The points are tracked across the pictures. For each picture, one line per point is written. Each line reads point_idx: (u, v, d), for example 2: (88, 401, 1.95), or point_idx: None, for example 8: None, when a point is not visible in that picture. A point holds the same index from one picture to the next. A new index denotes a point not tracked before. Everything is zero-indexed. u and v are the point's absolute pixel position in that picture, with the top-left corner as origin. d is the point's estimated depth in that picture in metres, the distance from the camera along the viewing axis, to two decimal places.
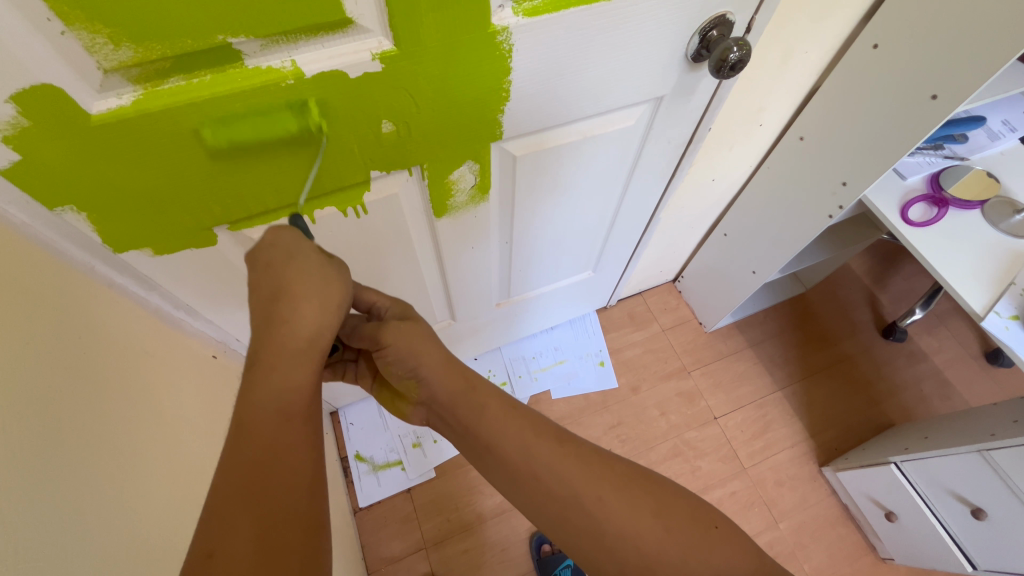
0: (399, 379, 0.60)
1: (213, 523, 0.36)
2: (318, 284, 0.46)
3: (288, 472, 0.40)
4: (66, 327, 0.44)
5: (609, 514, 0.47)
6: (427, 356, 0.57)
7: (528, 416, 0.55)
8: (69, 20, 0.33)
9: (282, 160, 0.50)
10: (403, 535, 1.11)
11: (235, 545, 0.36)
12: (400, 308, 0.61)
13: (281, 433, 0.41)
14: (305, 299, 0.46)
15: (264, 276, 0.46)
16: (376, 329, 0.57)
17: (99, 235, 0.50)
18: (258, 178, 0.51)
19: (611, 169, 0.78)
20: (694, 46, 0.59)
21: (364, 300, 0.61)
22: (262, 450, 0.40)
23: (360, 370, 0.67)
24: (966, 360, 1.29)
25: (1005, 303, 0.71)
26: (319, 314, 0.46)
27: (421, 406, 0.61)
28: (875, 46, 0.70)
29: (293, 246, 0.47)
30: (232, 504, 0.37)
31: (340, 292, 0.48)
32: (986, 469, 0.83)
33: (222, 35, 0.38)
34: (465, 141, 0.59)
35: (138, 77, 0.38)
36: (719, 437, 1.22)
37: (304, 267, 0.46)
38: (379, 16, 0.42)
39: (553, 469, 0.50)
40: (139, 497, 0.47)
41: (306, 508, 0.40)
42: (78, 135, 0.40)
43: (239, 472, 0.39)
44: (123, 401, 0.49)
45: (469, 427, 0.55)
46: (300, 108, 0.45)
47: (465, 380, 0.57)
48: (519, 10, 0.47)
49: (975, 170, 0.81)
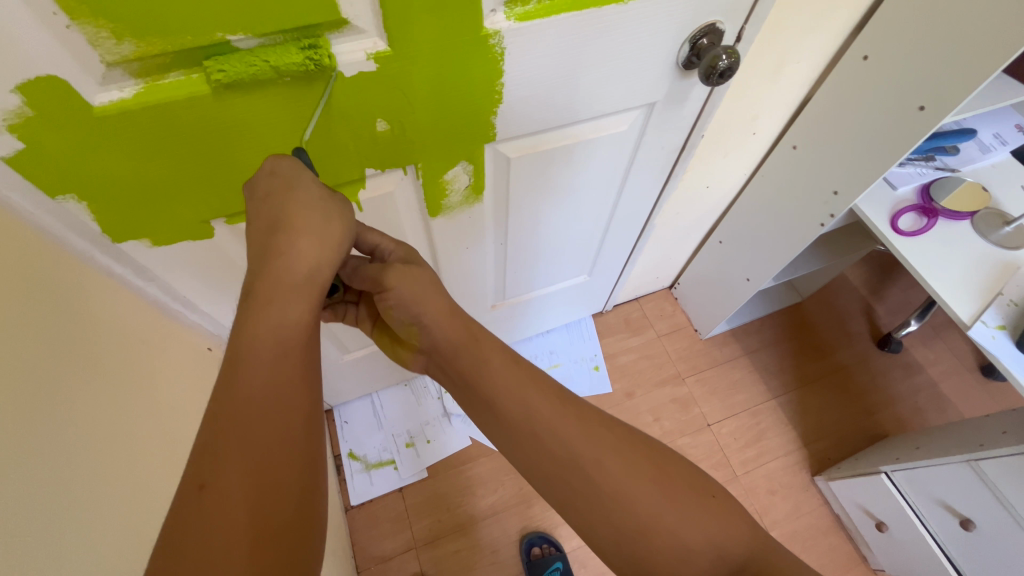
0: (401, 323, 0.60)
1: (208, 452, 0.37)
2: (319, 219, 0.46)
3: (285, 411, 0.40)
4: (55, 306, 0.44)
5: (608, 476, 0.48)
6: (431, 305, 0.57)
7: (532, 372, 0.55)
8: (76, 15, 0.35)
9: (287, 107, 0.47)
10: (394, 534, 1.11)
11: (227, 477, 0.36)
12: (404, 252, 0.59)
13: (275, 368, 0.41)
14: (305, 234, 0.45)
15: (263, 205, 0.46)
16: (381, 271, 0.57)
17: (98, 224, 0.51)
18: (265, 126, 0.48)
19: (606, 174, 0.79)
20: (685, 54, 0.60)
21: (367, 241, 0.59)
22: (256, 387, 0.40)
23: (360, 313, 0.68)
24: (962, 372, 1.29)
25: (992, 312, 0.71)
26: (319, 249, 0.46)
27: (421, 354, 0.63)
28: (865, 58, 0.71)
29: (294, 177, 0.46)
30: (223, 437, 0.37)
31: (341, 231, 0.47)
32: (975, 479, 0.83)
33: (221, 32, 0.39)
34: (459, 141, 0.60)
35: (139, 71, 0.40)
36: (712, 444, 1.22)
37: (304, 199, 0.45)
38: (374, 18, 0.43)
39: (553, 429, 0.51)
40: (129, 481, 0.48)
41: (305, 447, 0.40)
42: (83, 124, 0.41)
43: (232, 407, 0.38)
44: (116, 382, 0.50)
45: (468, 378, 0.56)
46: (306, 44, 0.42)
47: (468, 330, 0.57)
48: (511, 15, 0.48)
49: (966, 182, 0.81)
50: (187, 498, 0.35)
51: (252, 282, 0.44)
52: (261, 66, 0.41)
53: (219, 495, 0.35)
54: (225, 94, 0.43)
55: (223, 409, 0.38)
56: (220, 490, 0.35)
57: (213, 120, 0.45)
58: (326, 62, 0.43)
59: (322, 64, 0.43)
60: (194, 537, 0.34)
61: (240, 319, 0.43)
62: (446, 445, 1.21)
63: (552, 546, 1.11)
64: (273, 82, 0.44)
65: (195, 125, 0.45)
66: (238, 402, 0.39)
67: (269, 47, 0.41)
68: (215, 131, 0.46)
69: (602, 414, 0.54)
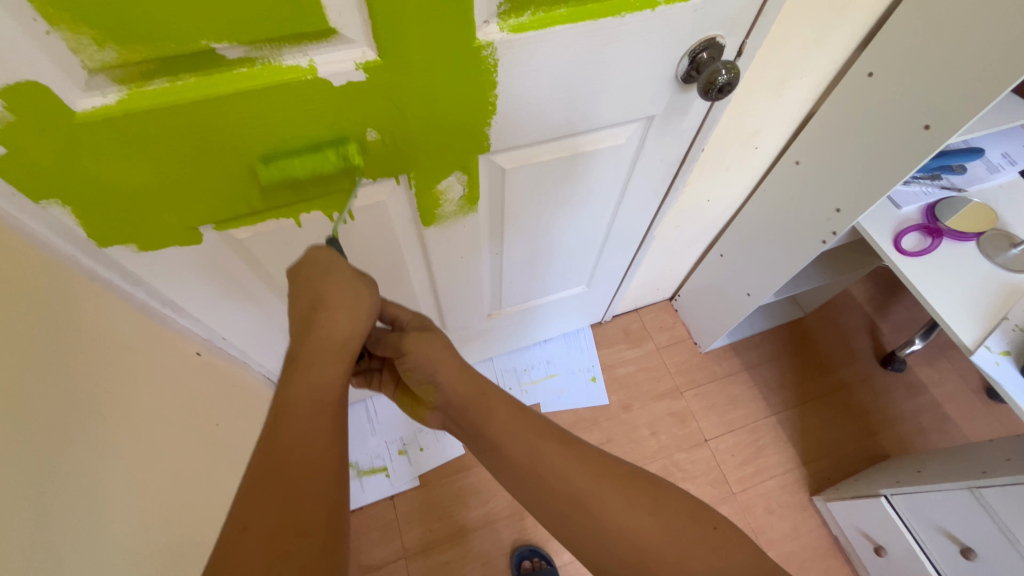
0: (420, 385, 0.61)
1: (249, 495, 0.39)
2: (350, 295, 0.50)
3: (320, 459, 0.43)
4: (44, 321, 0.45)
5: (609, 513, 0.48)
6: (443, 364, 0.58)
7: (535, 420, 0.55)
8: (55, 21, 0.34)
9: (323, 185, 0.56)
10: (385, 542, 1.10)
11: (263, 516, 0.38)
12: (420, 320, 0.63)
13: (312, 419, 0.44)
14: (338, 308, 0.50)
15: (304, 285, 0.51)
16: (399, 338, 0.60)
17: (83, 228, 0.50)
18: (303, 197, 0.57)
19: (603, 184, 0.78)
20: (684, 68, 0.59)
21: (388, 313, 0.63)
22: (292, 436, 0.43)
23: (384, 378, 0.69)
24: (967, 394, 1.26)
25: (996, 338, 0.69)
26: (351, 320, 0.50)
27: (438, 412, 0.63)
28: (870, 74, 0.70)
29: (331, 262, 0.52)
30: (263, 481, 0.40)
31: (370, 304, 0.52)
32: (977, 508, 0.81)
33: (205, 40, 0.38)
34: (453, 151, 0.59)
35: (123, 78, 0.39)
36: (709, 460, 1.20)
37: (338, 280, 0.51)
38: (363, 26, 0.42)
39: (556, 468, 0.51)
40: (83, 499, 0.46)
41: (336, 491, 0.42)
42: (65, 131, 0.40)
43: (272, 455, 0.41)
44: (90, 394, 0.50)
45: (481, 430, 0.56)
46: (341, 149, 0.51)
47: (478, 387, 0.57)
48: (505, 26, 0.47)
49: (973, 203, 0.79)
50: (230, 540, 0.37)
51: (296, 349, 0.49)
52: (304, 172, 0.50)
53: (256, 533, 0.37)
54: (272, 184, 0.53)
55: (262, 457, 0.41)
56: (257, 532, 0.37)
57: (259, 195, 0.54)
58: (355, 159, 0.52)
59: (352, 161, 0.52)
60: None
61: (283, 381, 0.47)
62: (439, 454, 1.19)
63: (543, 559, 1.09)
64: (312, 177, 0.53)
65: (180, 130, 0.44)
66: (277, 449, 0.42)
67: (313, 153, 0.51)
68: (258, 195, 0.54)
69: (608, 455, 0.53)
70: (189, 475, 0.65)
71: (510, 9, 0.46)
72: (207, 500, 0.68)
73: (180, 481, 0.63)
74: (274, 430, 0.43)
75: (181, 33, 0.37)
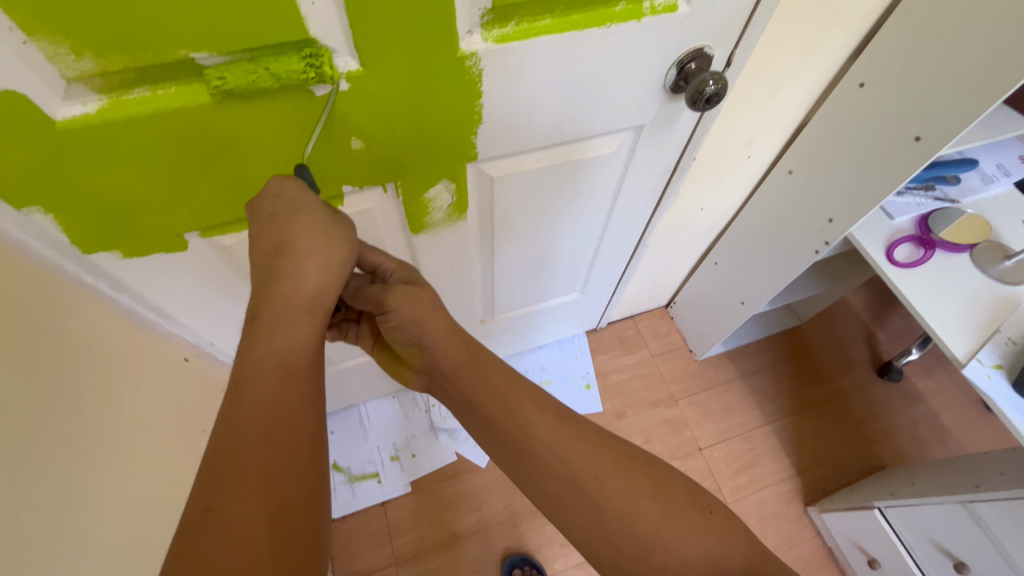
0: (403, 345, 0.59)
1: (217, 472, 0.38)
2: (323, 243, 0.46)
3: (292, 437, 0.41)
4: (26, 329, 0.45)
5: (608, 493, 0.47)
6: (432, 326, 0.56)
7: (531, 391, 0.54)
8: (32, 31, 0.34)
9: (287, 117, 0.46)
10: (375, 548, 1.09)
11: (232, 497, 0.37)
12: (406, 273, 0.59)
13: (282, 391, 0.42)
14: (310, 257, 0.45)
15: (268, 227, 0.46)
16: (382, 292, 0.56)
17: (67, 236, 0.50)
18: (263, 138, 0.48)
19: (594, 194, 0.78)
20: (672, 78, 0.59)
21: (369, 260, 0.59)
22: (260, 411, 0.41)
23: (362, 331, 0.67)
24: (965, 404, 1.25)
25: (988, 351, 0.69)
26: (322, 272, 0.46)
27: (422, 373, 0.61)
28: (861, 86, 0.70)
29: (297, 199, 0.46)
30: (231, 461, 0.38)
31: (346, 252, 0.47)
32: (970, 522, 0.80)
33: (184, 50, 0.38)
34: (439, 160, 0.59)
35: (103, 86, 0.39)
36: (703, 469, 1.19)
37: (305, 222, 0.45)
38: (345, 36, 0.42)
39: (550, 445, 0.50)
40: (60, 507, 0.46)
41: (310, 469, 0.41)
42: (46, 139, 0.40)
43: (237, 431, 0.39)
44: (71, 399, 0.50)
45: (471, 401, 0.54)
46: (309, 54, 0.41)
47: (469, 351, 0.56)
48: (488, 37, 0.47)
49: (966, 215, 0.79)
50: (194, 521, 0.36)
51: (258, 307, 0.45)
52: (263, 78, 0.41)
53: (224, 518, 0.36)
54: (224, 104, 0.43)
55: (228, 433, 0.39)
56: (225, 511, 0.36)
57: (211, 129, 0.45)
58: (326, 71, 0.43)
59: (322, 71, 0.42)
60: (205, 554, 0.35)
61: (246, 342, 0.44)
62: (431, 461, 1.19)
63: (534, 568, 1.08)
64: (274, 92, 0.43)
65: (157, 128, 0.43)
66: (246, 424, 0.40)
67: (274, 56, 0.41)
68: (210, 121, 0.44)
69: (603, 431, 0.53)
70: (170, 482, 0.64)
71: (493, 20, 0.46)
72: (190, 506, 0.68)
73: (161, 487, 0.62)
74: (237, 403, 0.40)
75: (156, 35, 0.37)
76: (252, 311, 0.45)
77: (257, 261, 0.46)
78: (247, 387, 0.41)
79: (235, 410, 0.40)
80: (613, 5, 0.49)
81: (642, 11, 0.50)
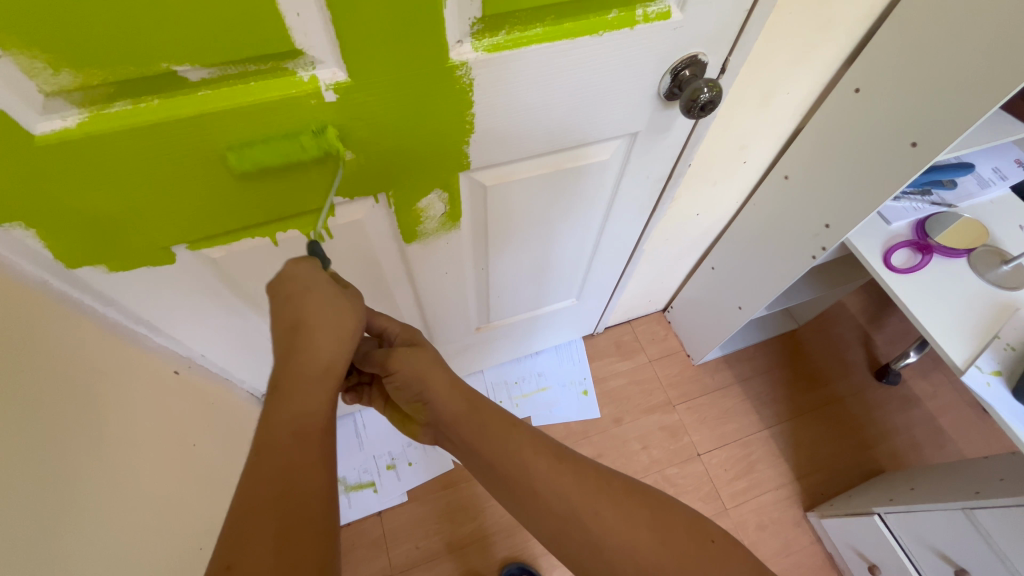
0: (406, 402, 0.59)
1: (237, 534, 0.37)
2: (334, 316, 0.47)
3: (305, 492, 0.41)
4: (17, 357, 0.45)
5: (611, 524, 0.46)
6: (433, 381, 0.56)
7: (530, 433, 0.53)
8: (6, 45, 0.33)
9: (297, 178, 0.52)
10: (371, 559, 1.08)
11: (252, 557, 0.36)
12: (408, 334, 0.61)
13: (298, 453, 0.42)
14: (322, 330, 0.47)
15: (285, 307, 0.47)
16: (386, 355, 0.57)
17: (51, 251, 0.49)
18: (273, 193, 0.53)
19: (589, 200, 0.77)
20: (666, 85, 0.58)
21: (375, 325, 0.61)
22: (277, 471, 0.40)
23: (374, 393, 0.66)
24: (962, 407, 1.25)
25: (987, 357, 0.68)
26: (335, 343, 0.47)
27: (428, 427, 0.61)
28: (857, 91, 0.69)
29: (310, 277, 0.47)
30: (252, 516, 0.38)
31: (355, 321, 0.49)
32: (970, 529, 0.79)
33: (166, 63, 0.38)
34: (431, 170, 0.59)
35: (83, 101, 0.38)
36: (701, 475, 1.18)
37: (320, 298, 0.47)
38: (330, 45, 0.41)
39: (552, 488, 0.49)
40: (47, 526, 0.45)
41: (325, 527, 0.41)
42: (25, 154, 0.39)
43: (254, 489, 0.39)
44: (60, 420, 0.49)
45: (475, 447, 0.53)
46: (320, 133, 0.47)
47: (468, 401, 0.55)
48: (479, 46, 0.47)
49: (963, 218, 0.78)
50: None
51: (276, 378, 0.46)
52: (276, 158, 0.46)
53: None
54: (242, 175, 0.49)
55: (246, 493, 0.39)
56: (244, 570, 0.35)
57: (205, 155, 0.45)
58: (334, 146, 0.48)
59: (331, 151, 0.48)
60: None
61: (264, 412, 0.44)
62: (427, 469, 1.18)
63: None
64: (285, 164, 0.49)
65: (151, 152, 0.43)
66: (263, 485, 0.39)
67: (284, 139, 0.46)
68: (226, 186, 0.50)
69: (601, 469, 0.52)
70: (162, 500, 0.63)
71: (484, 29, 0.46)
72: (182, 524, 0.67)
73: (152, 505, 0.61)
74: (257, 463, 0.41)
75: (139, 52, 0.36)
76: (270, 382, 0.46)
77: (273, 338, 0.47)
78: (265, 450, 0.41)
79: (254, 470, 0.40)
80: (606, 12, 0.49)
81: (635, 18, 0.49)
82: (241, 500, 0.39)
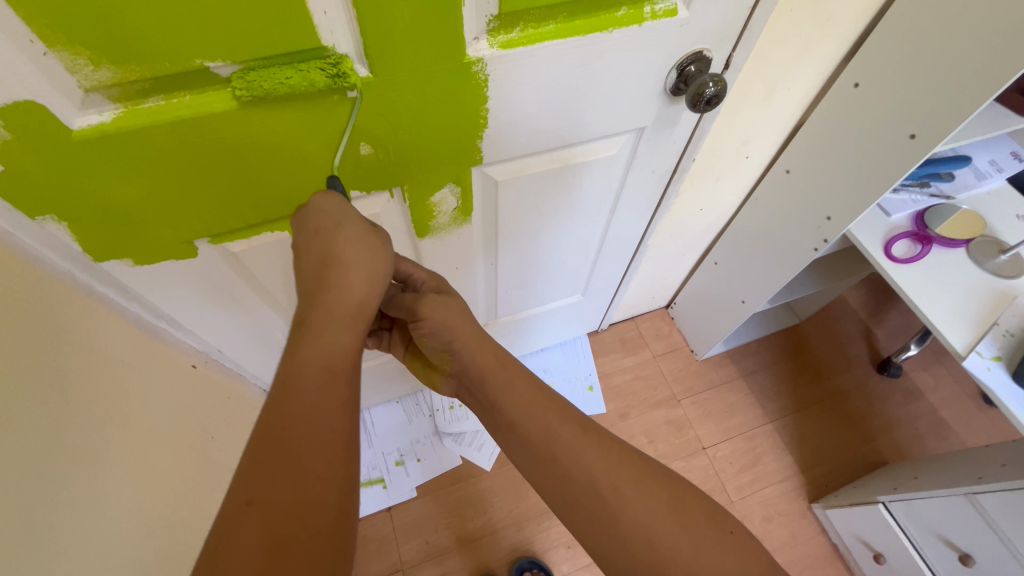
0: (434, 350, 0.61)
1: (256, 472, 0.38)
2: (366, 253, 0.47)
3: (329, 433, 0.41)
4: (46, 351, 0.46)
5: (628, 505, 0.47)
6: (462, 333, 0.57)
7: (554, 401, 0.54)
8: (52, 42, 0.35)
9: (306, 122, 0.47)
10: (382, 554, 1.09)
11: (272, 496, 0.37)
12: (436, 282, 0.61)
13: (326, 392, 0.43)
14: (354, 267, 0.47)
15: (315, 241, 0.47)
16: (415, 300, 0.57)
17: (79, 244, 0.50)
18: (282, 143, 0.49)
19: (596, 196, 0.79)
20: (672, 81, 0.60)
21: (401, 270, 0.61)
22: (303, 409, 0.41)
23: (393, 338, 0.70)
24: (963, 399, 1.27)
25: (987, 343, 0.70)
26: (366, 282, 0.47)
27: (451, 378, 0.64)
28: (856, 86, 0.71)
29: (342, 212, 0.48)
30: (279, 451, 0.39)
31: (386, 261, 0.49)
32: (975, 515, 0.81)
33: (199, 59, 0.39)
34: (445, 164, 0.60)
35: (119, 96, 0.40)
36: (707, 468, 1.20)
37: (351, 234, 0.47)
38: (355, 43, 0.43)
39: (573, 454, 0.50)
40: (74, 514, 0.46)
41: (346, 469, 0.41)
42: (63, 149, 0.41)
43: (275, 429, 0.40)
44: (88, 409, 0.50)
45: (498, 404, 0.55)
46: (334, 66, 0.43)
47: (498, 358, 0.57)
48: (494, 43, 0.48)
49: (962, 210, 0.80)
50: (233, 513, 0.37)
51: (306, 312, 0.46)
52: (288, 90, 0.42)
53: (264, 512, 0.37)
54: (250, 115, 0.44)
55: (273, 427, 0.40)
56: (261, 509, 0.37)
57: (229, 144, 0.46)
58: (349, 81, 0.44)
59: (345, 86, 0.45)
60: (227, 558, 0.35)
61: (294, 344, 0.45)
62: (435, 465, 1.19)
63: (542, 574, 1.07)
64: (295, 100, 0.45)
65: (179, 143, 0.44)
66: (284, 425, 0.40)
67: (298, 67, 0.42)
68: (234, 138, 0.46)
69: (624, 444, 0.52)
70: (181, 488, 0.65)
71: (500, 25, 0.47)
72: (200, 514, 0.68)
73: (172, 495, 0.63)
74: (283, 401, 0.41)
75: (173, 46, 0.38)
76: (299, 315, 0.46)
77: (303, 270, 0.48)
78: (294, 388, 0.42)
79: (281, 408, 0.41)
80: (615, 10, 0.50)
81: (643, 15, 0.51)
82: (263, 436, 0.40)
